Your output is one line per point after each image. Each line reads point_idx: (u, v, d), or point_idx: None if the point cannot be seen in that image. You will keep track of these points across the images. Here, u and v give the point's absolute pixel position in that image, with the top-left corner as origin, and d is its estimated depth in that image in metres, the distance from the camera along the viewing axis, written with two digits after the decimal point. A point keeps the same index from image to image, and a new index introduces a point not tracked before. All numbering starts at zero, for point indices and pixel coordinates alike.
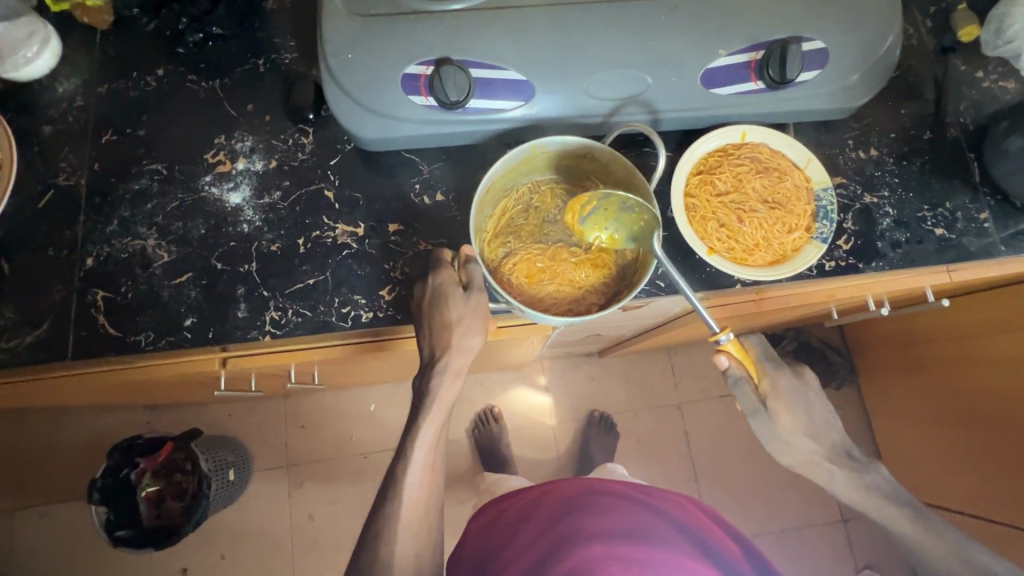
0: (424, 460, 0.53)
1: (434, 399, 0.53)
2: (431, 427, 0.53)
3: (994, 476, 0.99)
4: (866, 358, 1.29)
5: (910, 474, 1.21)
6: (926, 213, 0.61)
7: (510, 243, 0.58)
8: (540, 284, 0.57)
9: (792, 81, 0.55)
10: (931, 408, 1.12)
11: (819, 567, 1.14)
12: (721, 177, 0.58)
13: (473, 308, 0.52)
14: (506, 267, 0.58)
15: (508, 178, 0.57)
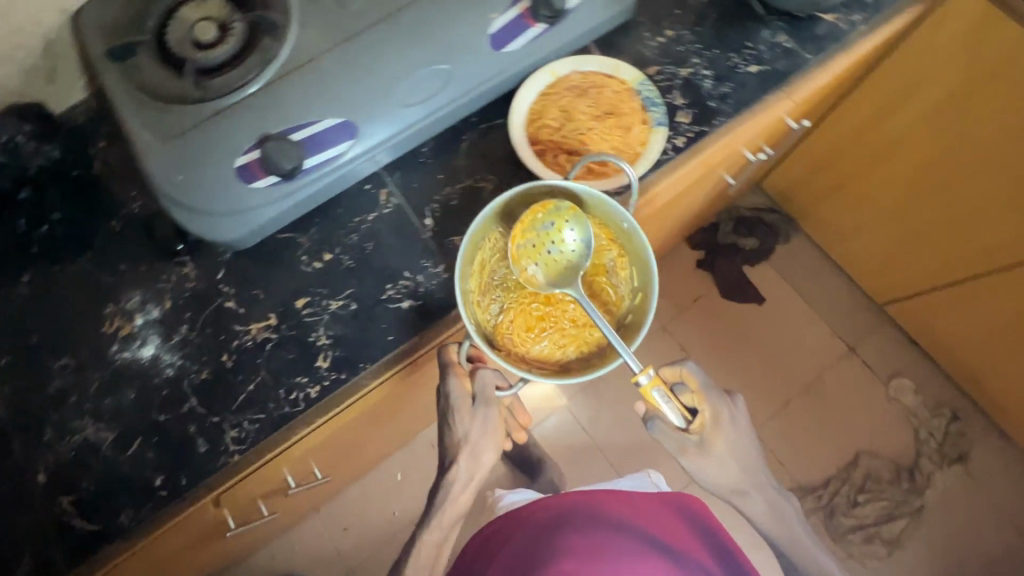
0: (431, 537, 0.69)
1: (440, 497, 0.68)
2: (436, 513, 0.68)
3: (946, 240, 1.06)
4: (793, 203, 1.37)
5: (882, 279, 1.29)
6: (736, 60, 0.66)
7: (499, 298, 0.64)
8: (541, 333, 0.63)
9: (563, 11, 0.59)
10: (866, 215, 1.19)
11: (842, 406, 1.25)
12: (552, 117, 0.63)
13: (483, 419, 0.63)
14: (504, 324, 0.63)
15: (479, 244, 0.60)
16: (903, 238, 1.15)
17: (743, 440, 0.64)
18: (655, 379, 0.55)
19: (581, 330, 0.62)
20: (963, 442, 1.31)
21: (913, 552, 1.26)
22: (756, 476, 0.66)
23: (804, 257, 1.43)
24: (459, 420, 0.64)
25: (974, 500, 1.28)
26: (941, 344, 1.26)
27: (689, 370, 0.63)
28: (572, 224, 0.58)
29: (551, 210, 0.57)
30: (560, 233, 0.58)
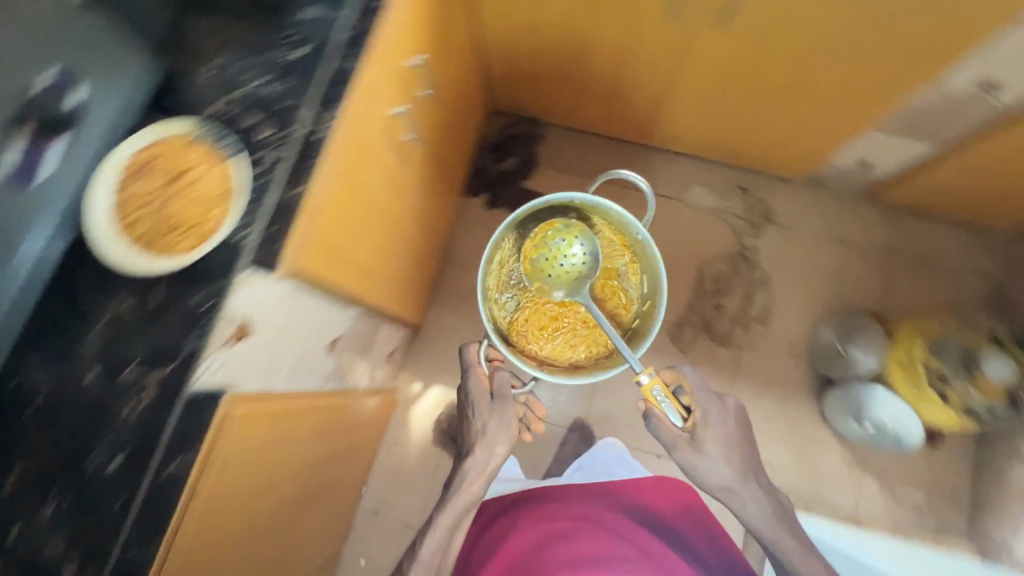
0: (432, 551, 0.97)
1: (463, 486, 1.00)
2: (461, 527, 1.01)
3: (626, 69, 1.16)
4: (525, 105, 1.45)
5: (622, 121, 1.40)
6: (283, 51, 0.67)
7: (511, 293, 1.06)
8: (551, 334, 1.06)
9: (64, 118, 0.56)
10: (572, 81, 1.27)
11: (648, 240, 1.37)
12: (129, 207, 0.61)
13: (501, 427, 1.01)
14: (514, 319, 1.06)
15: (499, 241, 1.00)
16: (601, 84, 1.25)
17: (727, 438, 0.91)
18: (653, 377, 0.83)
19: (591, 332, 1.05)
20: (763, 207, 1.47)
21: (779, 314, 1.41)
22: (744, 462, 0.92)
23: (565, 145, 1.54)
24: (480, 406, 1.03)
25: (796, 244, 1.45)
26: (694, 142, 1.40)
27: (690, 374, 0.93)
28: (577, 239, 0.99)
29: (562, 230, 1.00)
30: (573, 243, 0.99)
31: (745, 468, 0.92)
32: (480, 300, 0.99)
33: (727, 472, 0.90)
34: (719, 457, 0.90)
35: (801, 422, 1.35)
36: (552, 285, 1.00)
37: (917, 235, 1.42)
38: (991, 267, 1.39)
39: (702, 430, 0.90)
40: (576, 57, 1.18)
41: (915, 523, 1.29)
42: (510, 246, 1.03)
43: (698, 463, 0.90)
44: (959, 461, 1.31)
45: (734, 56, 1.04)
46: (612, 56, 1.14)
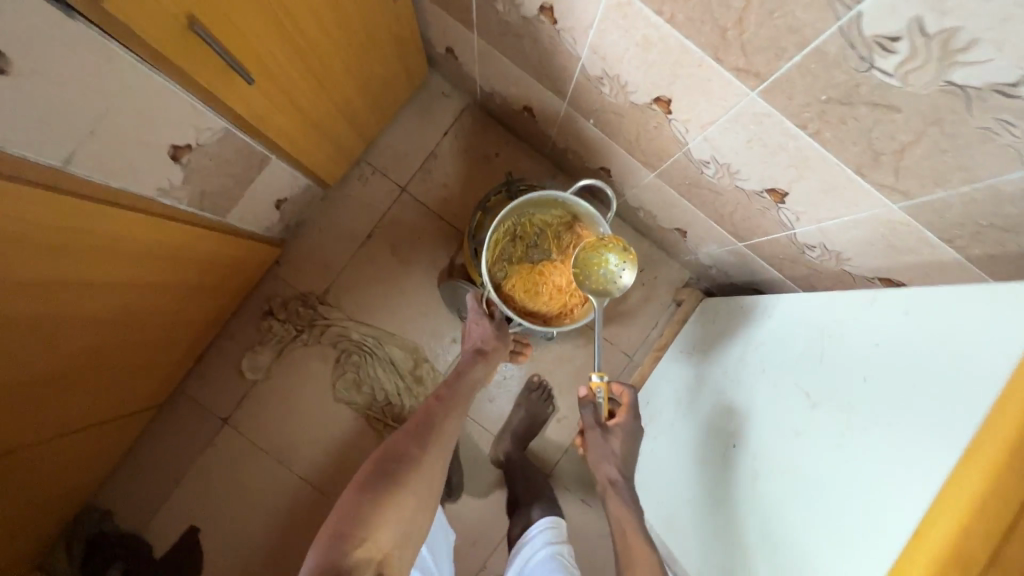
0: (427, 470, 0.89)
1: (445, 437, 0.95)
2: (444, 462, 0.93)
3: (26, 470, 0.90)
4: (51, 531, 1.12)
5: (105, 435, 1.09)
6: None
7: (504, 266, 1.09)
8: (534, 297, 1.11)
9: None
10: (30, 507, 1.00)
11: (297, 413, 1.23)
12: None
13: (492, 338, 1.10)
14: (507, 281, 1.09)
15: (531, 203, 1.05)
16: (26, 486, 0.93)
17: (631, 441, 0.98)
18: (602, 383, 0.93)
19: (563, 296, 1.11)
20: (300, 296, 1.23)
21: (421, 333, 1.26)
22: (630, 455, 0.97)
23: (127, 484, 1.21)
24: (475, 320, 1.13)
25: (356, 278, 1.25)
26: (170, 359, 1.12)
27: (626, 393, 1.01)
28: (624, 263, 0.98)
29: (597, 249, 0.98)
30: (614, 275, 0.98)
31: (628, 463, 0.96)
32: (487, 240, 1.04)
33: (614, 465, 0.95)
34: (614, 454, 0.95)
35: (533, 368, 1.27)
36: (582, 282, 0.99)
37: (399, 153, 1.27)
38: (461, 100, 1.28)
39: (618, 425, 0.97)
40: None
41: (661, 310, 1.29)
42: (539, 221, 1.11)
43: (597, 450, 0.96)
44: (625, 237, 1.29)
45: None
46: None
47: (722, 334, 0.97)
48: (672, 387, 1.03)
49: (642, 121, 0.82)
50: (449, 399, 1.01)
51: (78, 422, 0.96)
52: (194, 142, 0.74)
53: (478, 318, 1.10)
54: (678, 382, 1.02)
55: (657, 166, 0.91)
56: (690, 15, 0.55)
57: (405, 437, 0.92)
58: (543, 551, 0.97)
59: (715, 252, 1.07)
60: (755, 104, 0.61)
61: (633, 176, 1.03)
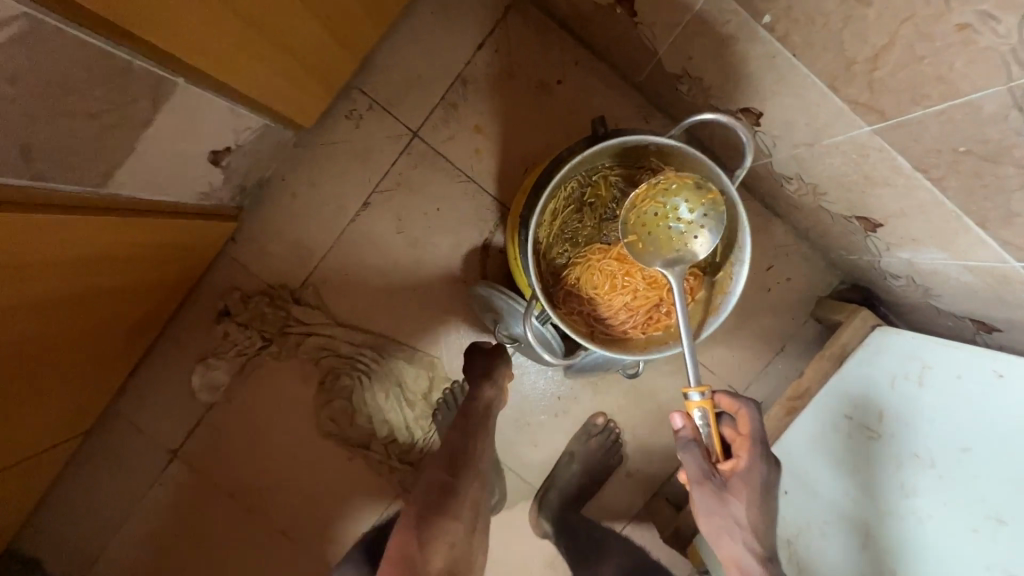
0: (470, 478, 0.68)
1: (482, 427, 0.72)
2: (484, 467, 0.71)
3: None
4: None
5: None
6: None
7: (563, 251, 0.64)
8: (613, 299, 0.62)
9: None
10: None
11: (273, 443, 0.90)
12: None
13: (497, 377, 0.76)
14: (567, 275, 0.63)
15: (599, 153, 0.59)
16: None
17: (764, 503, 0.52)
18: (705, 404, 0.50)
19: (654, 292, 0.61)
20: (267, 290, 0.87)
21: (438, 347, 0.88)
22: (766, 526, 0.52)
23: (52, 528, 0.92)
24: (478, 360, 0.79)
25: (346, 267, 0.87)
26: (73, 385, 0.77)
27: (748, 414, 0.55)
28: (703, 209, 0.55)
29: (668, 191, 0.55)
30: (687, 230, 0.55)
31: (766, 533, 0.52)
32: (536, 210, 0.58)
33: (745, 542, 0.51)
34: (743, 526, 0.51)
35: (597, 404, 0.89)
36: (647, 251, 0.56)
37: (409, 75, 0.83)
38: None
39: (738, 474, 0.52)
40: None
41: (793, 328, 0.87)
42: (619, 174, 0.62)
43: (710, 515, 0.51)
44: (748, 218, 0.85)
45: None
46: None
47: (977, 427, 0.54)
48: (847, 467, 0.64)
49: (923, 14, 0.37)
50: (472, 412, 0.73)
51: None
52: None
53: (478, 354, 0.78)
54: (856, 473, 0.63)
55: (894, 110, 0.47)
56: None
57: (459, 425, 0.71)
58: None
59: (932, 262, 0.63)
60: None
61: (814, 126, 0.58)
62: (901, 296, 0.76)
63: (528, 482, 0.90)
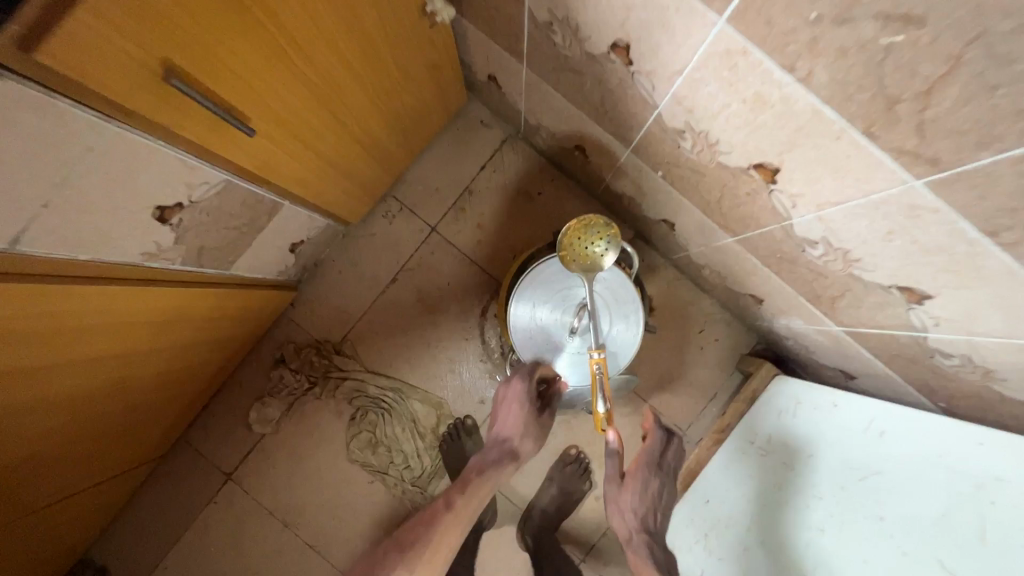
0: (462, 529, 0.71)
1: (486, 494, 0.76)
2: (464, 531, 0.72)
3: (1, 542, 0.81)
4: None
5: (93, 498, 0.98)
6: None
7: None
8: None
9: None
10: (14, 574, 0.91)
11: (309, 467, 1.12)
12: None
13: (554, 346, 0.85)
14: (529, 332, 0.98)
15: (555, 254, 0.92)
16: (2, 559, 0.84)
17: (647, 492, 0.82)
18: (601, 360, 0.67)
19: None
20: (316, 344, 1.12)
21: (445, 391, 1.12)
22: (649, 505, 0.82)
23: (123, 536, 1.12)
24: (518, 406, 0.83)
25: (377, 326, 1.13)
26: (167, 415, 1.01)
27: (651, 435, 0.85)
28: (609, 240, 0.69)
29: (593, 231, 0.69)
30: (596, 255, 0.69)
31: (647, 516, 0.82)
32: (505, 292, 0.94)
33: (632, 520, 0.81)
34: (627, 508, 0.81)
35: (569, 438, 1.11)
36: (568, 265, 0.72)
37: (430, 188, 1.13)
38: (503, 130, 1.14)
39: (636, 473, 0.83)
40: None
41: (722, 379, 1.11)
42: None
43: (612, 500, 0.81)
44: (683, 294, 1.12)
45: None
46: None
47: (845, 450, 0.69)
48: (766, 493, 0.78)
49: (731, 186, 0.66)
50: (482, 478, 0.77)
51: (64, 485, 0.87)
52: (186, 200, 0.63)
53: (518, 398, 0.83)
54: (773, 500, 0.76)
55: (739, 231, 0.75)
56: (839, 76, 0.39)
57: (470, 474, 0.78)
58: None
59: (799, 326, 0.89)
60: (914, 196, 0.44)
61: (705, 234, 0.85)
62: (793, 353, 1.00)
63: (514, 503, 1.10)
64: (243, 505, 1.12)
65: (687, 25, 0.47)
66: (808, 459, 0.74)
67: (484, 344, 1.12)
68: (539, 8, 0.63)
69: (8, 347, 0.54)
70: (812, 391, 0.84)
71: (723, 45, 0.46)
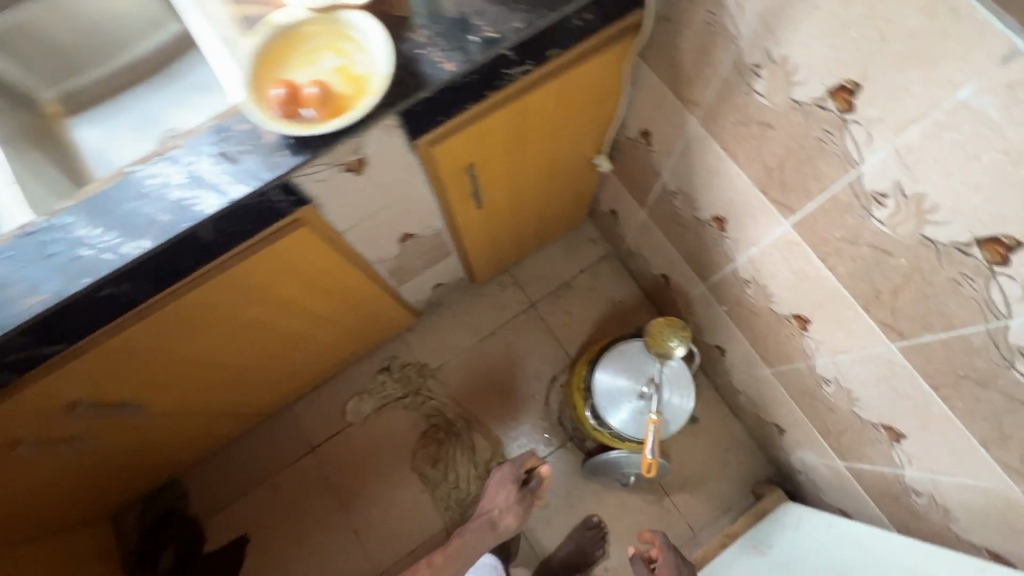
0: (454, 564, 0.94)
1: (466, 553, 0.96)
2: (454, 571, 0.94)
3: (170, 438, 1.07)
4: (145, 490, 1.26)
5: (221, 431, 1.23)
6: None
7: None
8: None
9: None
10: (147, 469, 1.15)
11: (377, 462, 1.34)
12: None
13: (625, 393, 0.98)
14: None
15: None
16: (158, 448, 1.08)
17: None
18: (656, 422, 0.90)
19: None
20: (417, 365, 1.40)
21: (505, 434, 1.35)
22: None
23: (214, 472, 1.35)
24: (510, 488, 1.01)
25: (466, 366, 1.40)
26: (298, 386, 1.28)
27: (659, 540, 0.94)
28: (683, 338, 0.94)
29: (674, 329, 0.95)
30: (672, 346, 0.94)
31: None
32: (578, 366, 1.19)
33: None
34: None
35: (595, 507, 1.28)
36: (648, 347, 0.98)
37: (539, 274, 1.46)
38: (605, 248, 1.47)
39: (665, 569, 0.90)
40: (116, 471, 1.06)
41: (738, 496, 1.28)
42: None
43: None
44: (719, 414, 1.33)
45: (171, 390, 0.89)
46: (146, 448, 1.04)
47: (831, 554, 0.88)
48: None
49: (775, 326, 0.93)
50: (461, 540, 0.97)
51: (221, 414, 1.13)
52: (417, 233, 0.97)
53: (508, 482, 1.02)
54: None
55: (775, 364, 1.00)
56: (852, 271, 0.68)
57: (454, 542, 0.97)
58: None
59: (811, 459, 1.09)
60: (893, 354, 0.70)
61: (749, 364, 1.10)
62: (803, 487, 1.18)
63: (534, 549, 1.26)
64: (314, 478, 1.34)
65: (769, 219, 0.78)
66: (801, 559, 0.92)
67: (546, 405, 1.36)
68: (672, 182, 0.97)
69: (278, 291, 0.82)
70: (816, 515, 1.03)
71: (788, 236, 0.76)
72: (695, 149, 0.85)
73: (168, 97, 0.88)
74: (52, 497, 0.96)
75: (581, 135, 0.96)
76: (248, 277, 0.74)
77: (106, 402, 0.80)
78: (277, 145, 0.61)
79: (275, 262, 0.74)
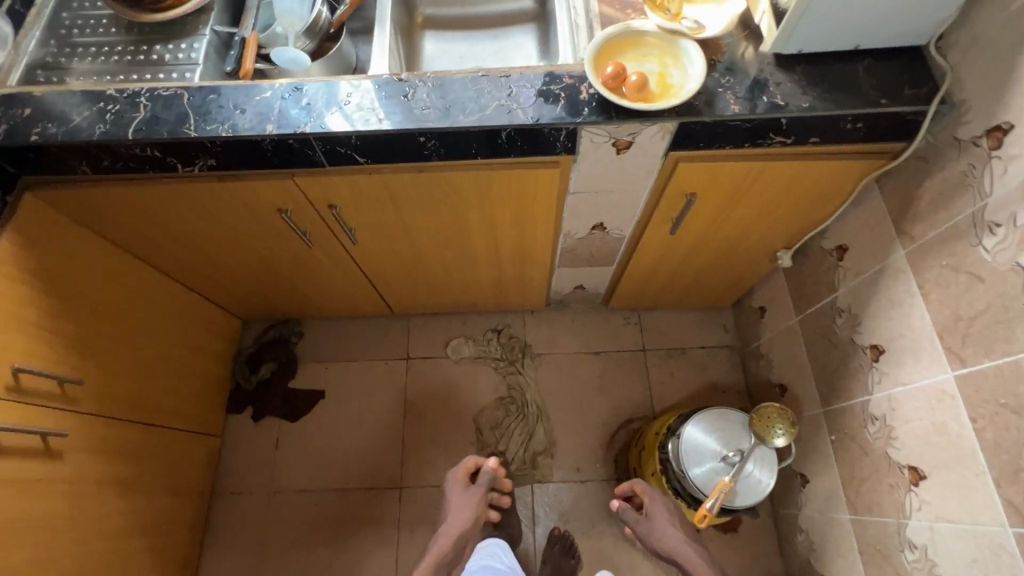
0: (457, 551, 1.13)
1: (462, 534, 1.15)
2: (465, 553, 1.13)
3: (337, 282, 1.29)
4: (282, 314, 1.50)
5: (360, 304, 1.45)
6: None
7: None
8: None
9: None
10: (301, 298, 1.39)
11: (450, 400, 1.47)
12: None
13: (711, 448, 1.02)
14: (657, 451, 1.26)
15: None
16: (321, 286, 1.31)
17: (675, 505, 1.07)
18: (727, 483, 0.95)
19: None
20: (522, 343, 1.53)
21: (562, 441, 1.43)
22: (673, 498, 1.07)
23: (329, 332, 1.57)
24: (461, 496, 1.19)
25: (561, 368, 1.51)
26: (431, 304, 1.47)
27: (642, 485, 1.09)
28: (785, 432, 0.98)
29: (780, 419, 0.99)
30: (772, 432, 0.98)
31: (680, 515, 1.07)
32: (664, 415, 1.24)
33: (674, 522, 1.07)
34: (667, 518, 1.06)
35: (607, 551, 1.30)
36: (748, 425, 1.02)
37: (662, 329, 1.54)
38: (731, 340, 1.52)
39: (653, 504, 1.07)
40: (289, 284, 1.30)
41: None
42: None
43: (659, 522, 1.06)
44: (764, 543, 1.30)
45: (374, 238, 1.08)
46: (320, 279, 1.27)
47: None
48: None
49: (881, 472, 0.94)
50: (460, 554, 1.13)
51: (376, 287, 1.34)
52: (607, 230, 1.12)
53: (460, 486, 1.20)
54: None
55: (860, 512, 0.99)
56: (1000, 441, 0.71)
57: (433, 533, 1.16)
58: (506, 565, 1.13)
59: None
60: (1005, 537, 0.70)
61: (828, 504, 1.09)
62: None
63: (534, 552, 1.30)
64: (397, 382, 1.50)
65: (932, 365, 0.82)
66: None
67: (610, 439, 1.42)
68: (844, 300, 1.03)
69: (494, 210, 1.01)
70: None
71: (944, 387, 0.79)
72: (887, 279, 0.91)
73: (494, 48, 1.14)
74: (250, 271, 1.22)
75: (784, 223, 1.06)
76: (492, 185, 0.92)
77: (340, 225, 1.03)
78: (587, 102, 0.79)
79: (517, 188, 0.93)
